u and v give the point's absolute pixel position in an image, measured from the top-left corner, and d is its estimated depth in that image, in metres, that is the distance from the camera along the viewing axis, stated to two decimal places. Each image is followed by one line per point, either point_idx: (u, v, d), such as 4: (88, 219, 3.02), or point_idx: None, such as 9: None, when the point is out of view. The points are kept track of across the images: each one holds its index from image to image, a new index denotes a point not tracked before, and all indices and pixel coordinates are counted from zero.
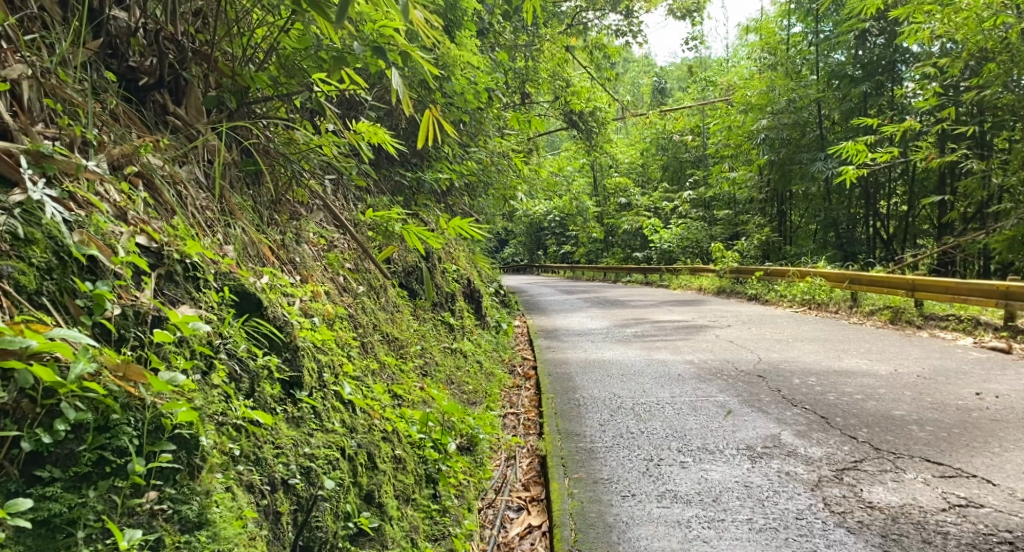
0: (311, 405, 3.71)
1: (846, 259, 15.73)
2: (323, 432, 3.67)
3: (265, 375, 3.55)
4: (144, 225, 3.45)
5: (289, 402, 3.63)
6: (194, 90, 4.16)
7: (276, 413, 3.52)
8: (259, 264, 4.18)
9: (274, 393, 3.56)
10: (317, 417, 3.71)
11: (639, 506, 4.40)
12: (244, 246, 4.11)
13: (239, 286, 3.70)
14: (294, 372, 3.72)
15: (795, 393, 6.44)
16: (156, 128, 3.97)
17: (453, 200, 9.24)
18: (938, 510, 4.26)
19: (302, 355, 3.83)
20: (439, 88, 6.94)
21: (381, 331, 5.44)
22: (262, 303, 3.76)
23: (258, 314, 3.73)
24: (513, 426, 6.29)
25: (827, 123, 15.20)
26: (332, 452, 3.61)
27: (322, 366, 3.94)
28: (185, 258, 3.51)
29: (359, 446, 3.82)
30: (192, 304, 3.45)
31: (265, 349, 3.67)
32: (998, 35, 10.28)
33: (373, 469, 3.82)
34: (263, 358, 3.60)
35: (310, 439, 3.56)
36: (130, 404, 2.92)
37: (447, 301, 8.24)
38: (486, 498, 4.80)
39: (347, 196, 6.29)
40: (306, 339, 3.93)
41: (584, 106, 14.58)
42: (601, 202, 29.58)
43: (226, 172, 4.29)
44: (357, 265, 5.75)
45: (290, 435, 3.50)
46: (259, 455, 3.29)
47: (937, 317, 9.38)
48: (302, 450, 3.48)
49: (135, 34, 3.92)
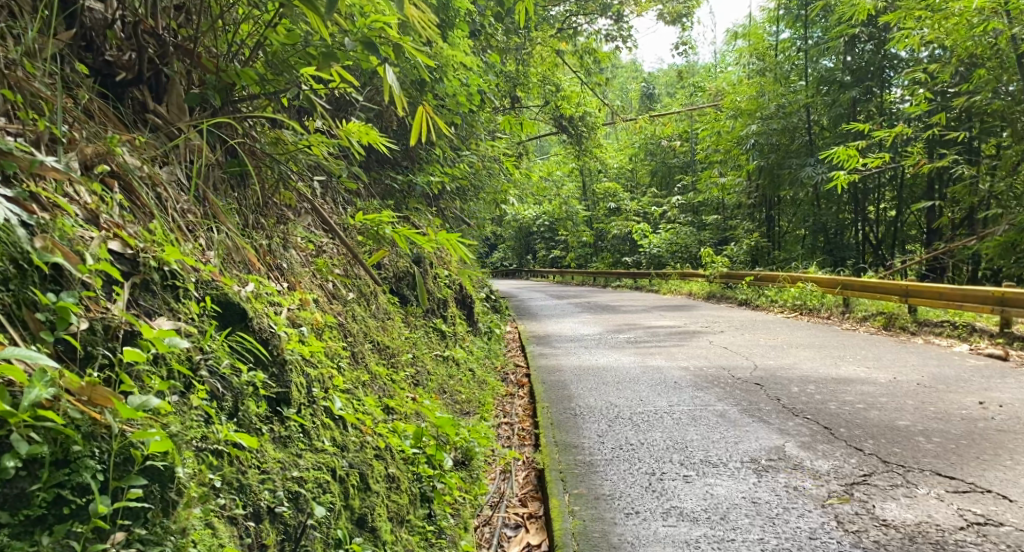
0: (299, 422, 3.51)
1: (836, 264, 15.69)
2: (313, 452, 3.47)
3: (250, 392, 3.35)
4: (118, 230, 3.24)
5: (276, 419, 3.43)
6: (176, 87, 3.94)
7: (261, 433, 3.31)
8: (244, 271, 3.95)
9: (259, 411, 3.35)
10: (307, 436, 3.51)
11: (644, 525, 4.21)
12: (227, 252, 3.88)
13: (223, 295, 3.49)
14: (281, 389, 3.52)
15: (796, 402, 6.27)
16: (135, 127, 3.76)
17: (443, 204, 9.05)
18: (956, 529, 4.10)
19: (290, 370, 3.62)
20: (430, 89, 6.75)
21: (372, 339, 5.22)
22: (246, 313, 3.54)
23: (242, 326, 3.51)
24: (508, 437, 6.08)
25: (816, 129, 14.99)
26: (323, 474, 3.40)
27: (312, 381, 3.74)
28: (163, 265, 3.31)
29: (351, 465, 3.62)
30: (170, 315, 3.24)
31: (249, 364, 3.45)
32: (988, 41, 10.22)
33: (366, 490, 3.61)
34: (248, 374, 3.38)
35: (299, 462, 3.36)
36: (94, 433, 2.71)
37: (438, 307, 8.04)
38: (482, 515, 4.59)
39: (336, 199, 6.09)
40: (294, 352, 3.73)
41: (574, 110, 14.41)
42: (589, 207, 29.43)
43: (209, 173, 4.06)
44: (347, 271, 5.54)
45: (277, 458, 3.30)
46: (243, 482, 3.09)
47: (932, 324, 9.22)
48: (290, 474, 3.28)
49: (112, 27, 3.72)
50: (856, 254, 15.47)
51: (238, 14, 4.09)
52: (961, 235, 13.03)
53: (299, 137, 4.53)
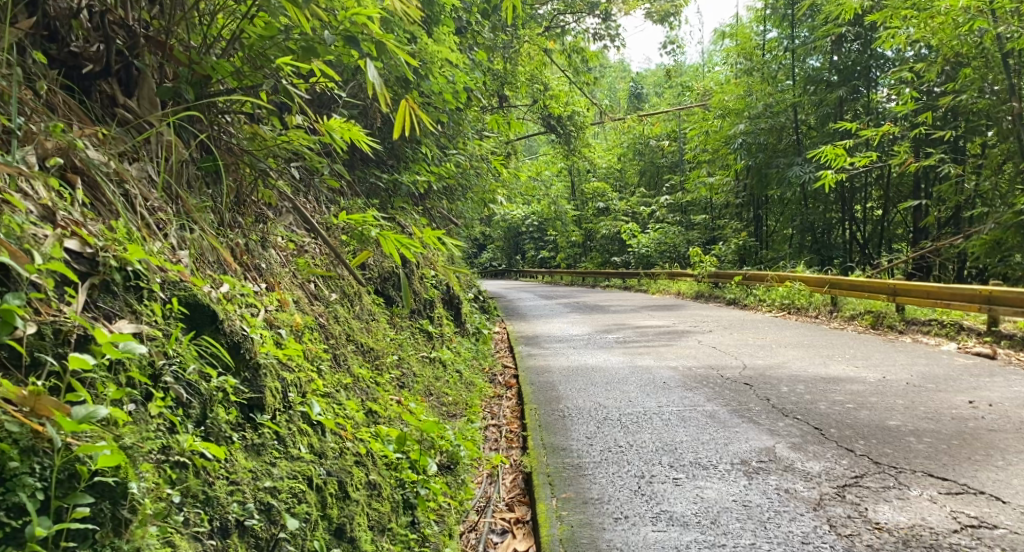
0: (273, 430, 3.41)
1: (823, 263, 15.53)
2: (288, 460, 3.37)
3: (219, 398, 3.24)
4: (77, 227, 3.12)
5: (249, 426, 3.32)
6: (147, 80, 3.83)
7: (231, 442, 3.21)
8: (218, 271, 3.85)
9: (230, 419, 3.25)
10: (282, 444, 3.41)
11: (634, 530, 4.11)
12: (200, 251, 3.77)
13: (191, 297, 3.36)
14: (255, 394, 3.42)
15: (786, 402, 6.19)
16: (102, 120, 3.64)
17: (430, 203, 8.95)
18: (950, 532, 4.03)
19: (264, 375, 3.52)
20: (415, 87, 6.65)
21: (354, 341, 5.11)
22: (217, 316, 3.42)
23: (212, 329, 3.39)
24: (495, 440, 5.97)
25: (804, 128, 14.91)
26: (298, 483, 3.30)
27: (287, 386, 3.63)
28: (125, 265, 3.19)
29: (329, 473, 3.51)
30: (132, 319, 3.12)
31: (219, 370, 3.34)
32: (973, 40, 10.10)
33: (345, 499, 3.51)
34: (217, 380, 3.28)
35: (273, 471, 3.26)
36: (35, 448, 2.61)
37: (425, 308, 7.92)
38: (467, 520, 4.49)
39: (319, 198, 5.98)
40: (269, 356, 3.62)
41: (562, 110, 14.29)
42: (578, 207, 29.36)
43: (182, 170, 3.94)
44: (329, 272, 5.44)
45: (249, 467, 3.20)
46: (209, 495, 2.98)
47: (920, 322, 9.18)
48: (262, 485, 3.18)
49: (79, 16, 3.58)
50: (843, 253, 15.34)
51: (213, 6, 3.97)
52: (947, 234, 13.02)
53: (277, 133, 4.42)
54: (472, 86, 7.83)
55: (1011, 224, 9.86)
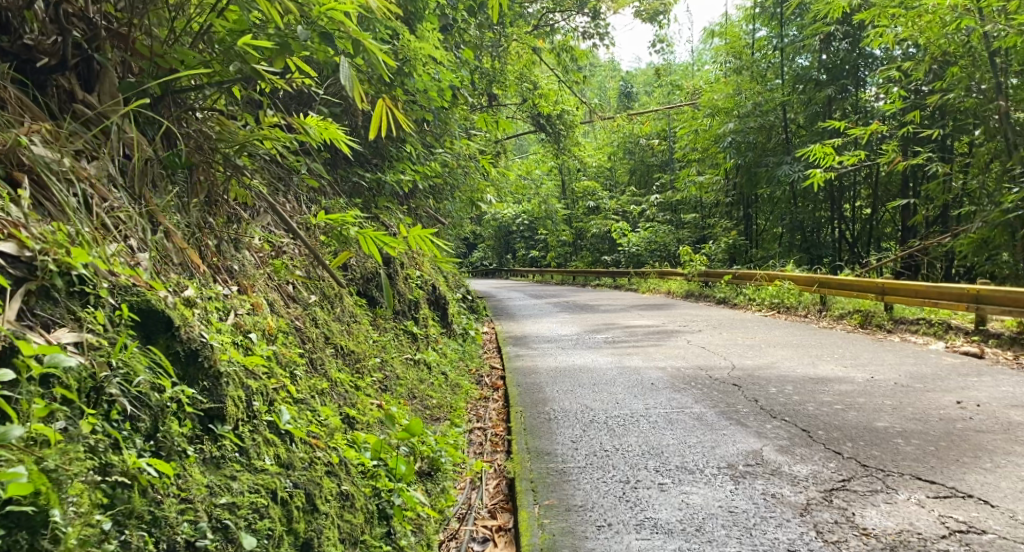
0: (234, 440, 3.31)
1: (812, 262, 15.54)
2: (251, 473, 3.27)
3: (172, 410, 3.13)
4: (15, 229, 2.99)
5: (207, 438, 3.22)
6: (109, 75, 3.69)
7: (186, 456, 3.10)
8: (182, 273, 3.75)
9: (184, 432, 3.14)
10: (244, 456, 3.31)
11: (617, 539, 4.02)
12: (163, 254, 3.68)
13: (144, 303, 3.25)
14: (215, 404, 3.31)
15: (773, 404, 6.11)
16: (58, 117, 3.52)
17: (416, 202, 8.84)
18: (938, 538, 3.95)
19: (225, 383, 3.40)
20: (399, 84, 6.53)
21: (334, 344, 5.00)
22: (172, 322, 3.29)
23: (167, 336, 3.27)
24: (480, 444, 5.86)
25: (793, 127, 14.88)
26: (260, 498, 3.20)
27: (252, 394, 3.52)
28: (69, 269, 3.08)
29: (295, 485, 3.40)
30: (74, 326, 3.02)
31: (174, 380, 3.22)
32: (960, 39, 10.05)
33: (313, 512, 3.40)
34: (172, 390, 3.17)
35: (232, 485, 3.16)
36: None
37: (409, 309, 7.80)
38: (448, 529, 4.39)
39: (300, 198, 5.87)
40: (231, 363, 3.50)
41: (552, 109, 14.17)
42: (568, 206, 29.29)
43: (147, 169, 3.83)
44: (309, 273, 5.33)
45: (204, 483, 3.09)
46: (156, 514, 2.88)
47: (908, 322, 9.12)
48: (218, 501, 3.08)
49: (32, 7, 3.44)
50: (832, 252, 15.34)
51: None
52: (935, 232, 12.99)
53: (249, 129, 4.29)
54: (457, 84, 7.73)
55: (997, 223, 9.82)
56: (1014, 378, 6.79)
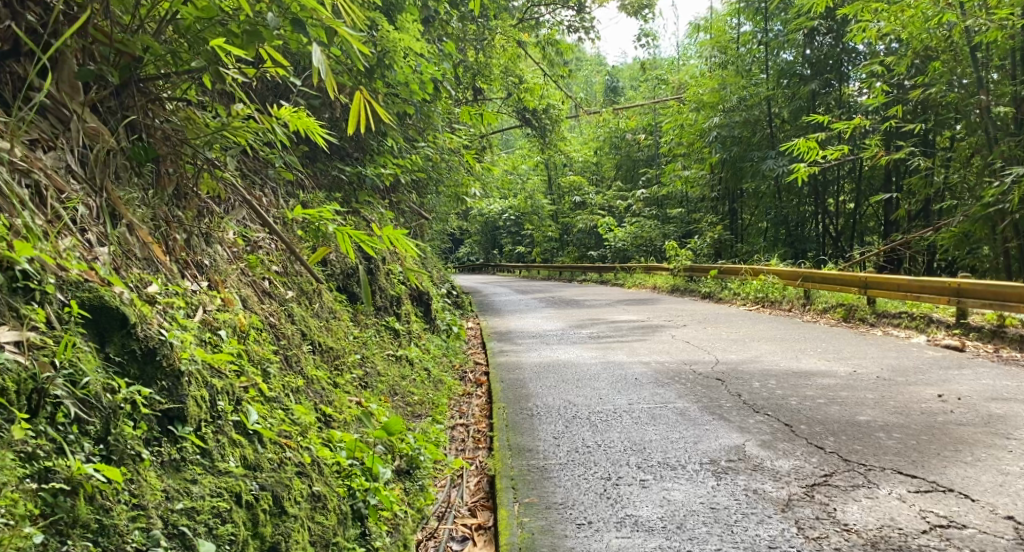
0: (196, 442, 3.24)
1: (796, 256, 15.62)
2: (214, 476, 3.20)
3: (125, 412, 3.05)
4: None
5: (166, 440, 3.15)
6: (69, 62, 3.58)
7: (141, 459, 3.02)
8: (145, 269, 3.68)
9: (138, 435, 3.06)
10: (207, 458, 3.24)
11: (596, 537, 3.97)
12: (124, 250, 3.60)
13: (96, 300, 3.18)
14: (174, 404, 3.24)
15: (756, 398, 6.07)
16: (10, 106, 3.43)
17: (398, 197, 8.75)
18: (918, 533, 3.92)
19: (187, 383, 3.33)
20: (378, 76, 6.43)
21: (311, 341, 4.92)
22: (127, 319, 3.23)
23: (121, 333, 3.20)
24: (461, 440, 5.79)
25: (778, 121, 14.78)
26: (222, 501, 3.14)
27: (216, 393, 3.46)
28: (12, 265, 2.98)
29: (262, 487, 3.34)
30: (13, 325, 2.92)
31: (130, 379, 3.16)
32: (942, 33, 10.06)
33: (280, 515, 3.33)
34: (127, 390, 3.09)
35: (192, 488, 3.09)
36: None
37: (391, 304, 7.70)
38: (426, 528, 4.32)
39: (277, 191, 5.77)
40: (194, 362, 3.42)
41: (537, 103, 14.08)
42: (554, 201, 29.24)
43: (110, 161, 3.75)
44: (285, 268, 5.25)
45: (161, 487, 3.01)
46: (104, 523, 2.79)
47: (890, 315, 9.12)
48: (176, 506, 3.00)
49: None
50: (816, 246, 15.34)
51: None
52: (917, 226, 13.03)
53: (218, 119, 4.18)
54: (439, 77, 7.65)
55: (979, 217, 9.84)
56: (995, 371, 6.79)
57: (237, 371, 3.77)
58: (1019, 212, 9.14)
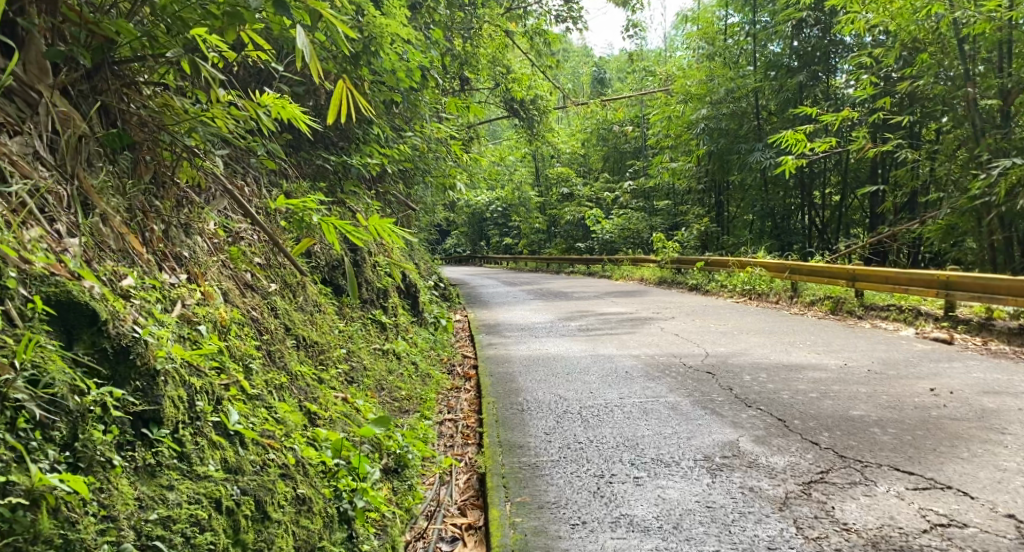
0: (173, 446, 3.11)
1: (783, 249, 15.59)
2: (192, 482, 3.06)
3: (94, 415, 2.91)
4: None
5: (140, 444, 3.01)
6: (36, 43, 3.43)
7: (112, 466, 2.88)
8: (120, 261, 3.54)
9: (108, 439, 2.92)
10: (184, 462, 3.11)
11: (591, 538, 3.87)
12: (96, 244, 3.45)
13: (63, 295, 3.04)
14: (149, 406, 3.09)
15: (747, 392, 5.98)
16: None
17: (383, 186, 8.62)
18: (919, 533, 3.83)
19: (163, 382, 3.18)
20: (363, 63, 6.29)
21: (295, 335, 4.78)
22: (97, 316, 3.08)
23: (91, 331, 3.05)
24: (450, 436, 5.66)
25: (765, 114, 14.73)
26: (201, 508, 3.01)
27: (195, 393, 3.32)
28: None
29: (243, 491, 3.21)
30: None
31: (100, 380, 3.02)
32: (929, 25, 9.94)
33: (263, 520, 3.21)
34: (96, 393, 2.95)
35: (169, 496, 2.96)
36: None
37: (378, 297, 7.57)
38: (415, 528, 4.20)
39: (259, 181, 5.63)
40: (170, 360, 3.28)
41: (525, 94, 13.93)
42: (542, 193, 29.09)
43: (81, 148, 3.60)
44: (268, 260, 5.10)
45: (133, 496, 2.88)
46: (70, 538, 2.67)
47: (878, 308, 9.05)
48: (150, 515, 2.87)
49: None
50: (803, 239, 15.30)
51: None
52: (904, 219, 12.99)
53: (198, 106, 4.02)
54: (426, 64, 7.49)
55: (966, 210, 9.77)
56: (985, 364, 6.73)
57: (218, 368, 3.64)
58: (1006, 204, 9.08)
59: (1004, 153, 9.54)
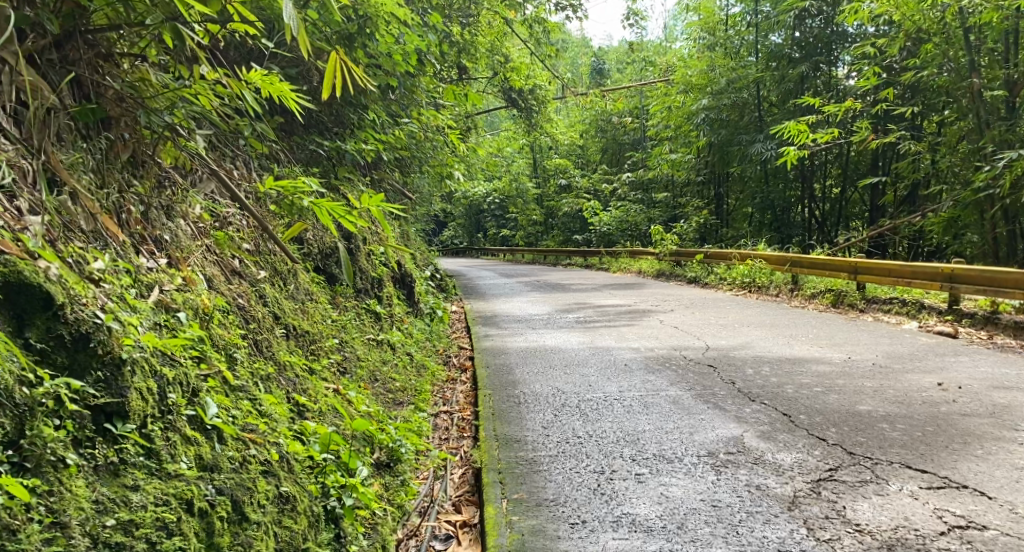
0: (140, 442, 2.93)
1: (783, 241, 15.44)
2: (161, 482, 2.89)
3: (46, 409, 2.74)
4: None
5: (102, 441, 2.83)
6: None
7: (65, 466, 2.70)
8: (90, 243, 3.36)
9: (60, 436, 2.74)
10: (153, 460, 2.93)
11: (592, 539, 3.69)
12: (62, 224, 3.27)
13: (14, 277, 2.86)
14: (114, 399, 2.92)
15: (751, 386, 5.80)
16: None
17: (378, 174, 8.44)
18: (936, 535, 3.66)
19: (130, 373, 3.01)
20: (359, 45, 6.14)
21: (284, 324, 4.59)
22: (52, 300, 2.92)
23: (45, 316, 2.89)
24: (445, 430, 5.48)
25: (765, 105, 14.51)
26: (171, 512, 2.83)
27: (167, 385, 3.13)
28: None
29: (219, 491, 3.03)
30: None
31: (52, 370, 2.84)
32: (936, 14, 9.65)
33: (241, 522, 3.04)
34: (50, 384, 2.79)
35: (135, 497, 2.79)
36: None
37: (372, 287, 7.37)
38: (407, 525, 4.02)
39: (247, 165, 5.44)
40: (139, 348, 3.10)
41: (523, 83, 13.73)
42: (540, 184, 28.89)
43: (50, 120, 3.41)
44: (256, 247, 4.91)
45: (91, 498, 2.70)
46: (9, 549, 2.48)
47: (881, 301, 8.86)
48: (109, 521, 2.69)
49: None
50: (803, 231, 15.12)
51: None
52: (905, 211, 12.81)
53: (179, 82, 3.81)
54: (421, 47, 7.30)
55: (969, 204, 9.55)
56: (992, 359, 6.55)
57: (198, 357, 3.47)
58: (1010, 197, 8.86)
59: (1009, 145, 9.24)
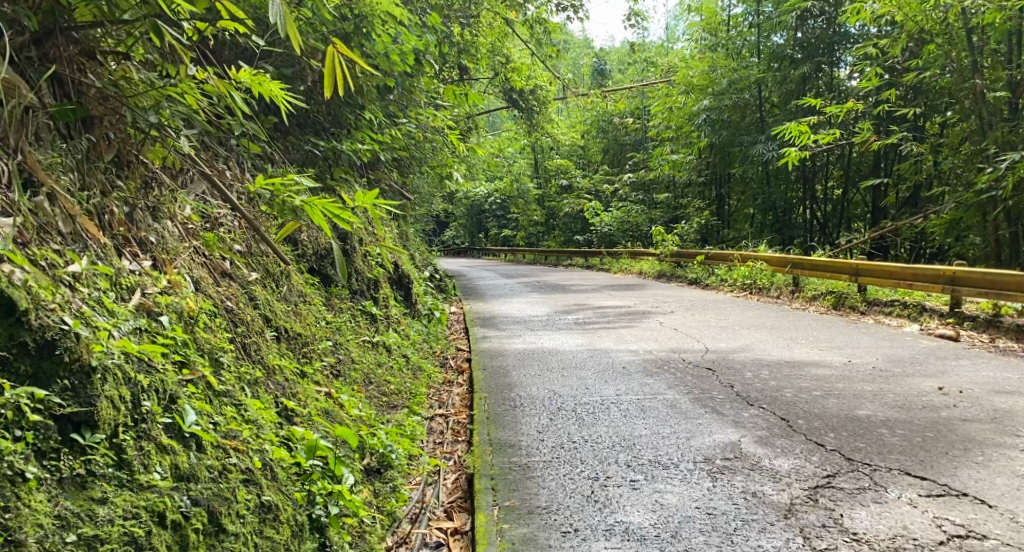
0: (110, 453, 2.87)
1: (784, 242, 15.35)
2: (132, 494, 2.83)
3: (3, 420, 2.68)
4: None
5: (67, 453, 2.78)
6: None
7: (27, 479, 2.64)
8: (67, 245, 3.29)
9: (20, 448, 2.67)
10: (124, 470, 2.88)
11: (584, 548, 3.63)
12: (37, 224, 3.20)
13: None
14: (83, 408, 2.86)
15: (749, 390, 5.74)
16: None
17: (375, 174, 8.37)
18: (935, 545, 3.60)
19: (99, 381, 2.95)
20: (354, 44, 6.08)
21: (275, 327, 4.53)
22: (15, 306, 2.86)
23: (8, 323, 2.83)
24: (439, 433, 5.41)
25: (767, 105, 14.43)
26: (140, 525, 2.78)
27: (141, 392, 3.07)
28: None
29: (195, 502, 2.98)
30: None
31: (12, 381, 2.78)
32: (938, 15, 9.59)
33: (218, 533, 2.99)
34: (11, 393, 2.73)
35: (100, 512, 2.73)
36: None
37: (368, 288, 7.31)
38: (397, 532, 3.95)
39: (239, 164, 5.37)
40: (111, 355, 3.04)
41: (524, 83, 13.64)
42: (541, 184, 28.80)
43: (29, 119, 3.35)
44: (248, 248, 4.85)
45: (51, 513, 2.64)
46: None
47: (882, 304, 8.79)
48: (69, 537, 2.63)
49: None
50: (804, 232, 15.03)
51: None
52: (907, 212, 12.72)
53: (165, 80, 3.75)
54: (419, 46, 7.23)
55: (971, 205, 9.48)
56: (994, 363, 6.48)
57: (180, 362, 3.41)
58: (1012, 199, 8.78)
59: (1012, 146, 9.17)
